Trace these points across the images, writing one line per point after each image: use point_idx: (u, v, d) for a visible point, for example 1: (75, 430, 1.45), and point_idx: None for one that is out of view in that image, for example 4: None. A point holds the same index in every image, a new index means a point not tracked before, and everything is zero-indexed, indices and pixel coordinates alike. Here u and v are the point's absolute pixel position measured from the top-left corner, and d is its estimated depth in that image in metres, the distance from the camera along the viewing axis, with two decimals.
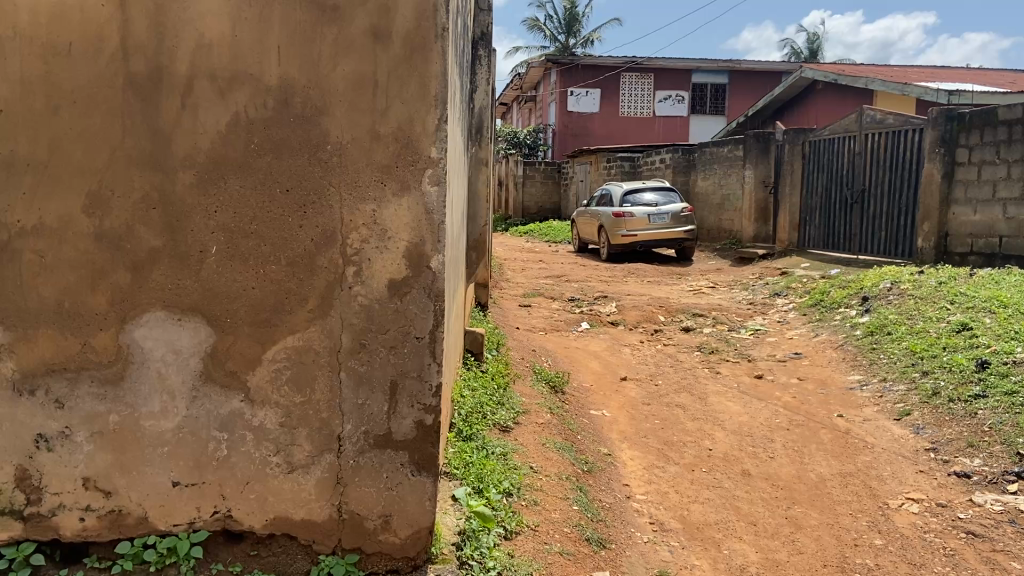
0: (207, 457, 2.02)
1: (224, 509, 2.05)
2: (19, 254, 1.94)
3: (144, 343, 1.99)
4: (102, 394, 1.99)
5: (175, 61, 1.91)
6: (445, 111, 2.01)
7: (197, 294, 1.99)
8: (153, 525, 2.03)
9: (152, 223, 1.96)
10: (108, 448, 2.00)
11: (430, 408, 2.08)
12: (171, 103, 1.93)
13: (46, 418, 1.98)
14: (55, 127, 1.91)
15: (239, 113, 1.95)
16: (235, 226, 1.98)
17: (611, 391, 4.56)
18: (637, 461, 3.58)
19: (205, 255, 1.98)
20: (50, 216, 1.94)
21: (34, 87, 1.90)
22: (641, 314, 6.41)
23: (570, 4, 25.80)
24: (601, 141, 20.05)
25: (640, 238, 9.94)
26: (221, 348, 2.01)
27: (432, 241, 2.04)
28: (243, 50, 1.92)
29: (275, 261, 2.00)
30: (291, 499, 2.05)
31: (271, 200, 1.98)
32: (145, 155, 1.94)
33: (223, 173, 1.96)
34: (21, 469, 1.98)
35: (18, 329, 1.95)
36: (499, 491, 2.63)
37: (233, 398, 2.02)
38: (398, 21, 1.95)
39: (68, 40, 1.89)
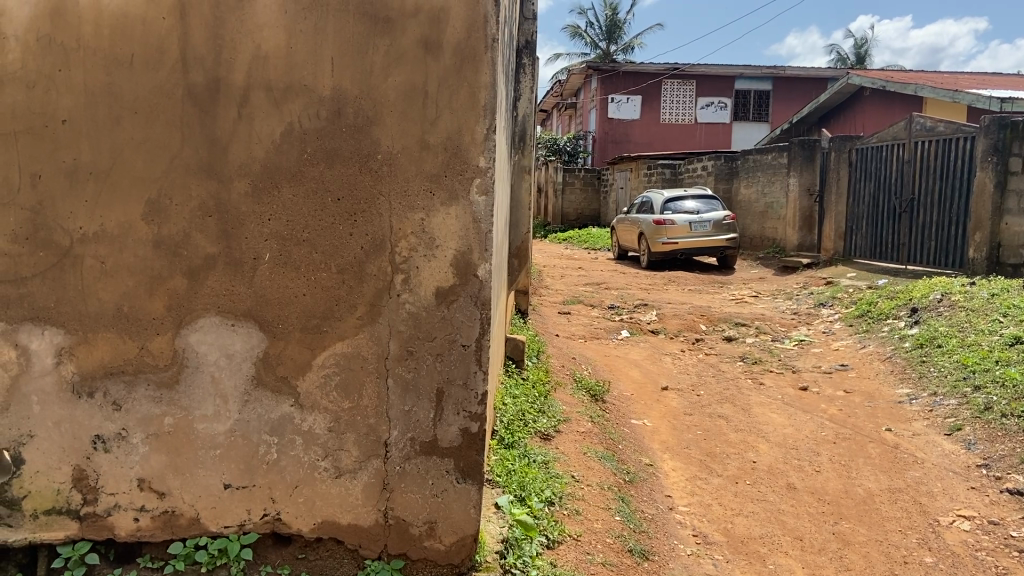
0: (258, 461, 2.06)
1: (273, 512, 2.08)
2: (80, 260, 1.99)
3: (199, 347, 2.03)
4: (158, 397, 2.04)
5: (232, 72, 1.96)
6: (493, 121, 2.03)
7: (250, 301, 2.03)
8: (205, 526, 2.08)
9: (208, 230, 2.01)
10: (163, 450, 2.05)
11: (475, 415, 2.09)
12: (228, 113, 1.97)
13: (104, 420, 2.03)
14: (117, 137, 1.97)
15: (293, 123, 1.99)
16: (288, 234, 2.02)
17: (653, 401, 4.54)
18: (680, 472, 3.56)
19: (258, 263, 2.02)
20: (111, 223, 1.99)
21: (97, 98, 1.95)
22: (682, 323, 6.37)
23: (611, 11, 25.76)
24: (642, 148, 19.97)
25: (681, 245, 9.86)
26: (272, 354, 2.04)
27: (480, 249, 2.06)
28: (298, 61, 1.96)
29: (325, 269, 2.03)
30: (339, 504, 2.08)
31: (323, 208, 2.02)
32: (202, 163, 1.98)
33: (277, 182, 2.00)
34: (79, 469, 2.04)
35: (78, 332, 2.01)
36: (541, 500, 2.63)
37: (284, 402, 2.05)
38: (449, 32, 1.96)
39: (129, 52, 1.94)
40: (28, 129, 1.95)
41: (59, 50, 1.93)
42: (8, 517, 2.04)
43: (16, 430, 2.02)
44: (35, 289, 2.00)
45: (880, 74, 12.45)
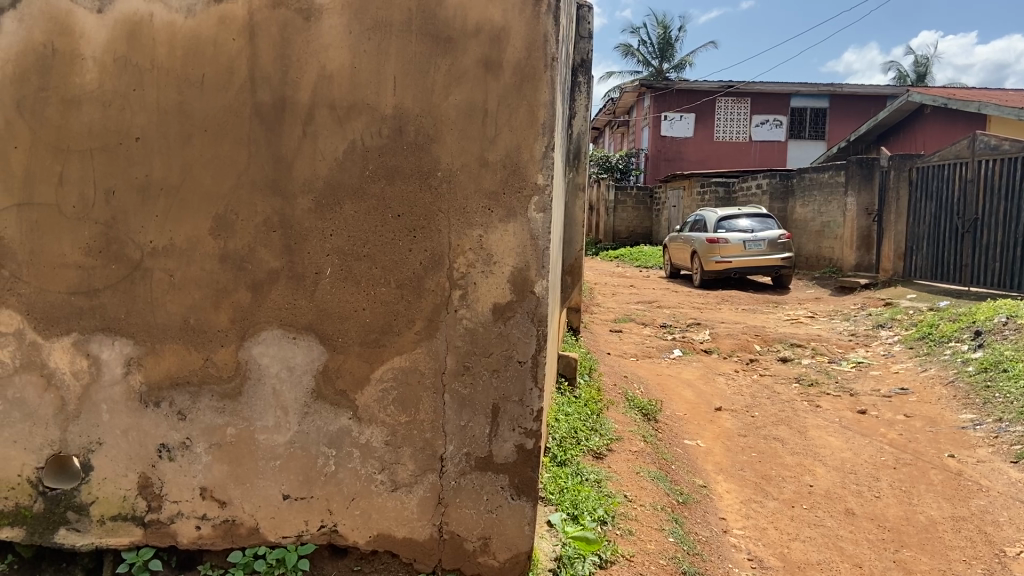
0: (317, 472, 2.09)
1: (330, 524, 2.11)
2: (150, 273, 2.06)
3: (261, 359, 2.08)
4: (221, 407, 2.08)
5: (298, 91, 2.01)
6: (552, 139, 2.04)
7: (311, 314, 2.07)
8: (264, 536, 2.11)
9: (272, 245, 2.05)
10: (225, 460, 2.09)
11: (531, 432, 2.09)
12: (293, 132, 2.02)
13: (169, 429, 2.09)
14: (188, 154, 2.03)
15: (356, 140, 2.03)
16: (349, 249, 2.06)
17: (706, 421, 4.47)
18: (734, 495, 3.50)
19: (320, 277, 2.06)
20: (180, 237, 2.05)
21: (169, 117, 2.02)
22: (735, 343, 6.29)
23: (664, 29, 25.71)
24: (694, 166, 19.84)
25: (735, 264, 9.74)
26: (333, 367, 2.08)
27: (537, 266, 2.06)
28: (362, 80, 2.00)
29: (384, 283, 2.06)
30: (394, 517, 2.09)
31: (384, 223, 2.05)
32: (268, 180, 2.03)
33: (339, 199, 2.04)
34: (144, 476, 2.09)
35: (146, 343, 2.07)
36: (594, 518, 2.61)
37: (342, 415, 2.08)
38: (510, 52, 1.99)
39: (200, 72, 2.01)
40: (104, 146, 2.03)
41: (135, 71, 2.01)
42: (77, 522, 2.10)
43: (86, 437, 2.09)
44: (107, 300, 2.07)
45: (941, 92, 12.21)
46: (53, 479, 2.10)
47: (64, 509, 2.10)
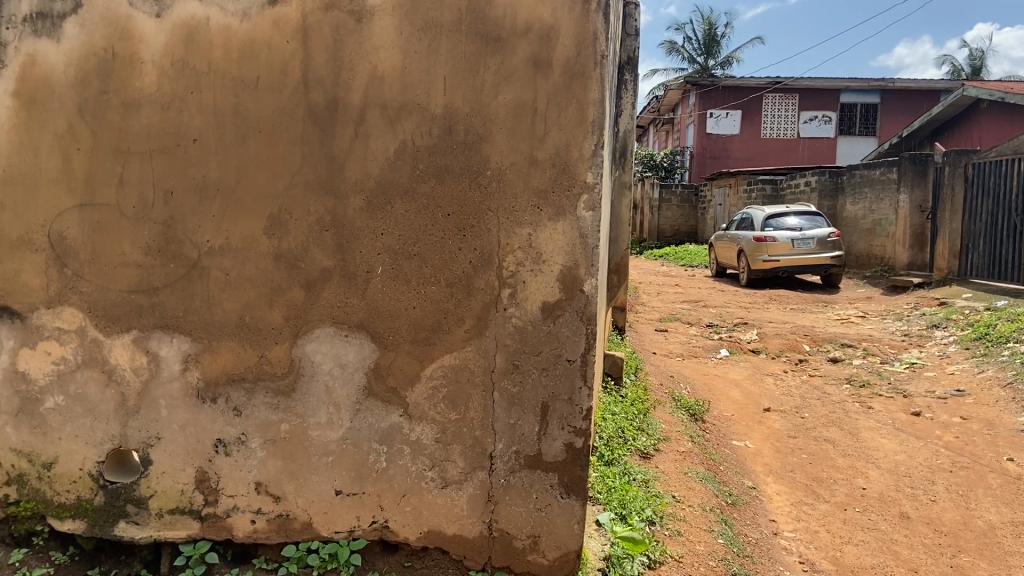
0: (368, 468, 2.11)
1: (382, 520, 2.13)
2: (207, 272, 2.10)
3: (314, 357, 2.11)
4: (275, 403, 2.12)
5: (350, 92, 2.03)
6: (601, 137, 2.03)
7: (363, 312, 2.09)
8: (317, 530, 2.14)
9: (325, 244, 2.08)
10: (280, 456, 2.13)
11: (581, 431, 2.08)
12: (345, 132, 2.04)
13: (225, 425, 2.13)
14: (243, 154, 2.07)
15: (406, 140, 2.04)
16: (399, 248, 2.07)
17: (754, 422, 4.42)
18: (785, 497, 3.45)
19: (371, 276, 2.08)
20: (236, 237, 2.09)
21: (226, 119, 2.06)
22: (784, 343, 6.20)
23: (709, 26, 25.45)
24: (740, 164, 19.59)
25: (783, 263, 9.60)
26: (384, 365, 2.10)
27: (586, 265, 2.05)
28: (412, 80, 2.02)
29: (434, 282, 2.08)
30: (444, 514, 2.11)
31: (433, 222, 2.06)
32: (321, 180, 2.06)
33: (390, 198, 2.06)
34: (202, 471, 2.14)
35: (203, 340, 2.12)
36: (642, 519, 2.60)
37: (393, 412, 2.10)
38: (560, 50, 1.98)
39: (256, 74, 2.04)
40: (162, 147, 2.08)
41: (192, 74, 2.05)
42: (136, 516, 2.15)
43: (145, 432, 2.14)
44: (166, 298, 2.12)
45: (998, 86, 11.87)
46: (113, 473, 2.16)
47: (124, 502, 2.15)
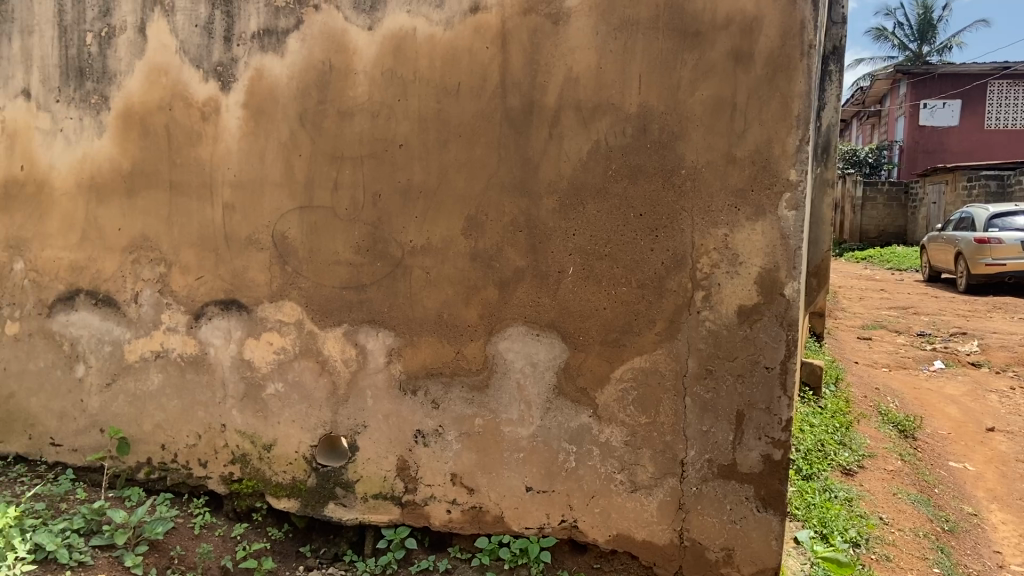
0: (558, 467, 2.13)
1: (571, 519, 2.14)
2: (409, 271, 2.22)
3: (506, 354, 2.16)
4: (470, 398, 2.19)
5: (545, 94, 2.06)
6: (808, 131, 1.91)
7: (554, 312, 2.11)
8: (508, 525, 2.19)
9: (518, 244, 2.12)
10: (474, 449, 2.20)
11: (779, 442, 1.97)
12: (540, 134, 2.08)
13: (424, 417, 2.23)
14: (443, 158, 2.16)
15: (600, 140, 2.04)
16: (591, 248, 2.07)
17: (975, 443, 3.99)
18: (1013, 526, 3.08)
19: (563, 276, 2.10)
20: (436, 237, 2.19)
21: (428, 124, 2.16)
22: (1012, 356, 5.56)
23: (925, 9, 23.42)
24: (958, 158, 17.85)
25: (1012, 268, 8.62)
26: (574, 365, 2.11)
27: (787, 267, 1.94)
28: (607, 79, 2.01)
29: (626, 283, 2.05)
30: (634, 518, 2.08)
31: (626, 222, 2.04)
32: (515, 182, 2.11)
33: (582, 199, 2.07)
34: (402, 459, 2.26)
35: (405, 335, 2.23)
36: (845, 540, 2.43)
37: (583, 412, 2.11)
38: (763, 41, 1.90)
39: (456, 80, 2.12)
40: (371, 153, 2.22)
41: (399, 83, 2.17)
42: (344, 498, 2.31)
43: (354, 419, 2.29)
44: (372, 294, 2.25)
45: None
46: (324, 457, 2.34)
47: (333, 485, 2.32)
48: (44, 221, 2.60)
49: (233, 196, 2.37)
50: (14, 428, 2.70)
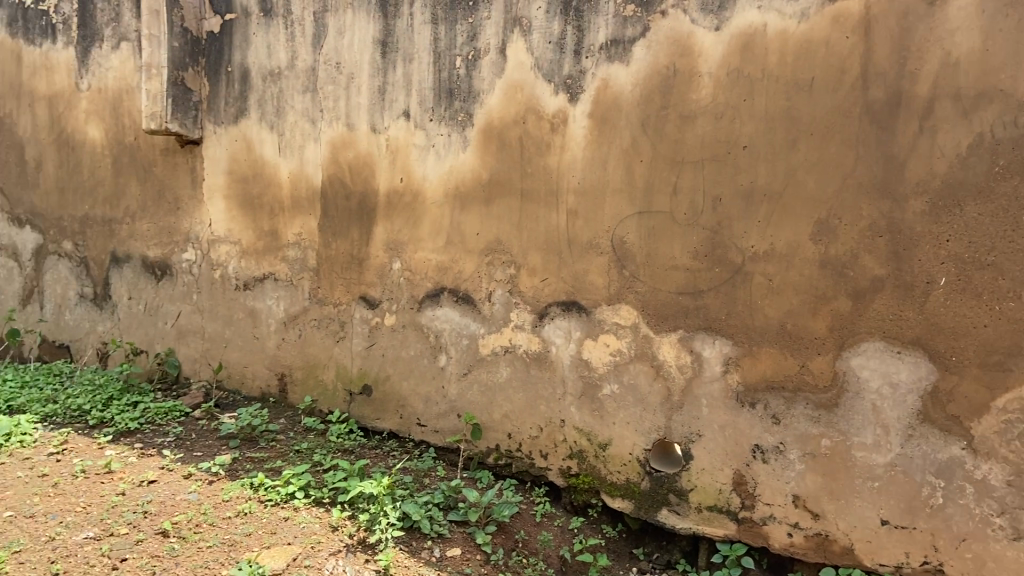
0: (922, 504, 2.57)
1: (934, 562, 2.56)
2: (750, 275, 2.87)
3: (861, 371, 2.67)
4: (817, 417, 2.74)
5: (915, 85, 2.56)
6: None
7: (922, 328, 2.56)
8: (860, 559, 2.67)
9: (877, 253, 2.63)
10: (822, 473, 2.73)
11: None
12: (910, 127, 2.58)
13: (764, 433, 2.85)
14: (795, 158, 2.77)
15: (984, 132, 2.47)
16: (970, 257, 2.50)
17: None
18: None
19: (931, 286, 2.55)
20: (781, 243, 2.81)
21: (779, 125, 2.80)
22: None
23: None
24: None
25: None
26: (946, 391, 2.53)
27: None
28: (992, 68, 2.45)
29: (1012, 300, 2.44)
30: (1015, 567, 2.44)
31: (1014, 225, 2.43)
32: (879, 183, 2.63)
33: (960, 201, 2.51)
34: (739, 475, 2.90)
35: (745, 346, 2.88)
36: None
37: (954, 443, 2.52)
38: None
39: (812, 76, 2.72)
40: (717, 154, 2.92)
41: (745, 81, 2.85)
42: (677, 506, 3.03)
43: (688, 428, 3.01)
44: (711, 302, 2.95)
45: None
46: (657, 462, 3.09)
47: (667, 492, 3.06)
48: (434, 231, 3.74)
49: (594, 199, 3.22)
50: (443, 429, 3.75)
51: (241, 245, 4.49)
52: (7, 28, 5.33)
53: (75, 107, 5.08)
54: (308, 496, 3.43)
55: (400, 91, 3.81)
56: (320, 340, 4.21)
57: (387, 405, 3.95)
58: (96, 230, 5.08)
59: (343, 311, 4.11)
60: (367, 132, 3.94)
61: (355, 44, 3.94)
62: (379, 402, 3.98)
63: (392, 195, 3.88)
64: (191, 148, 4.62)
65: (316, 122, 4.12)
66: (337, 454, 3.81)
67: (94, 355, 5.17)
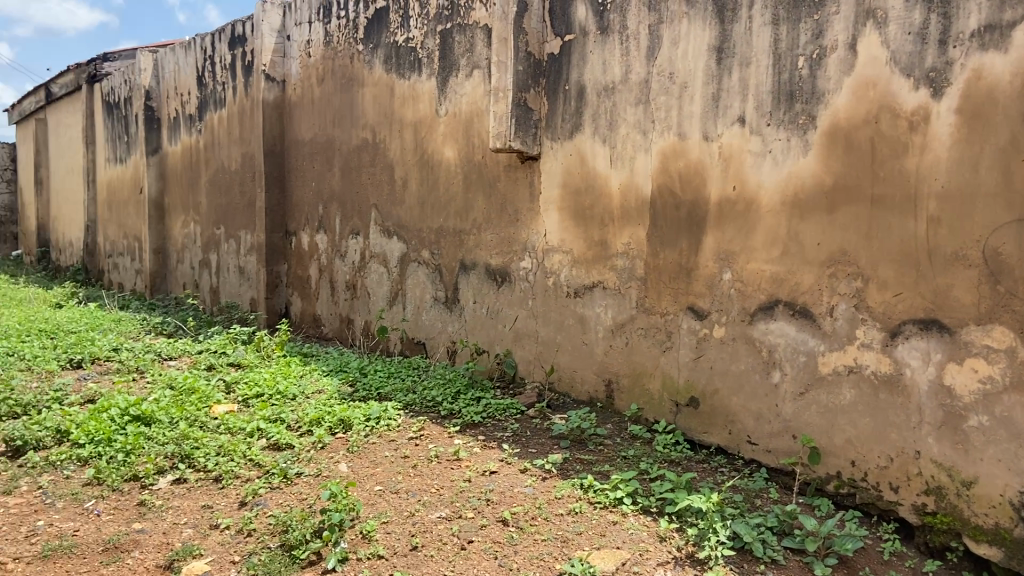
0: None
1: None
2: None
3: None
4: None
5: None
6: None
7: None
8: None
9: None
10: None
11: None
12: None
13: None
14: None
15: None
16: None
17: None
18: None
19: None
20: None
21: None
22: None
23: None
24: None
25: None
26: None
27: None
28: None
29: None
30: None
31: None
32: None
33: None
34: None
35: None
36: None
37: None
38: None
39: None
40: None
41: None
42: None
43: None
44: None
45: None
46: None
47: None
48: (769, 243, 3.59)
49: (962, 205, 2.94)
50: (776, 449, 3.62)
51: (573, 254, 4.69)
52: (383, 65, 6.15)
53: (435, 131, 5.73)
54: (635, 503, 3.50)
55: (735, 96, 3.71)
56: (647, 348, 4.25)
57: (714, 419, 3.90)
58: (448, 240, 5.67)
59: (670, 321, 4.10)
60: (698, 140, 3.89)
61: (690, 52, 3.93)
62: (706, 416, 3.94)
63: (722, 204, 3.80)
64: (531, 164, 4.95)
65: (648, 133, 4.17)
66: (661, 464, 3.85)
67: (445, 352, 5.77)
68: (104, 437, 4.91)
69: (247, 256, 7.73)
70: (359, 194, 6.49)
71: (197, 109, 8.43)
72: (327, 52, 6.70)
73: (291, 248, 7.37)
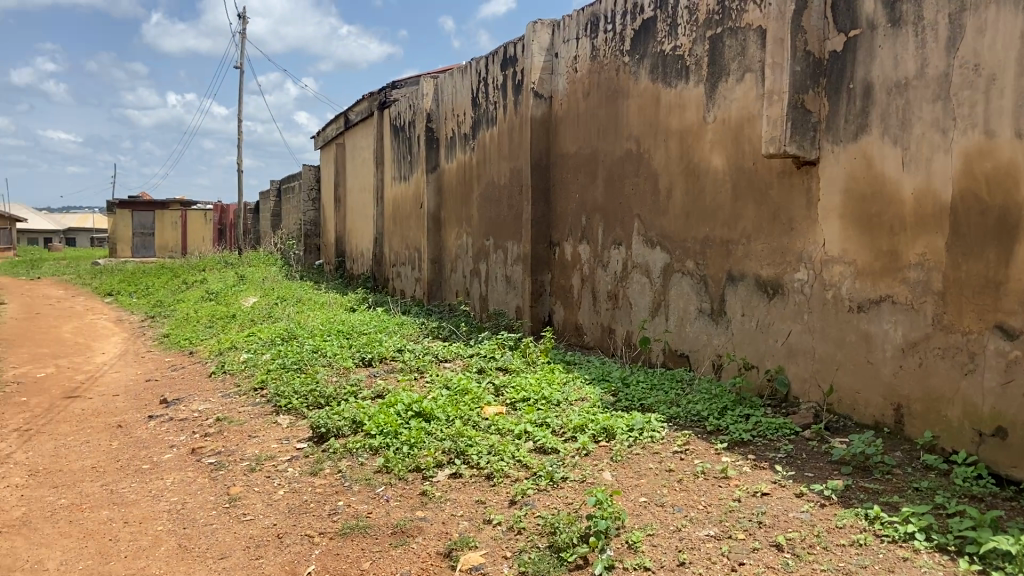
0: None
1: None
2: None
3: None
4: None
5: None
6: None
7: None
8: None
9: None
10: None
11: None
12: None
13: None
14: None
15: None
16: None
17: None
18: None
19: None
20: None
21: None
22: None
23: None
24: None
25: None
26: None
27: None
28: None
29: None
30: None
31: None
32: None
33: None
34: None
35: None
36: None
37: None
38: None
39: None
40: None
41: None
42: None
43: None
44: None
45: None
46: None
47: None
48: None
49: None
50: None
51: (856, 266, 4.34)
52: (650, 75, 6.14)
53: (702, 139, 5.60)
54: (930, 539, 3.13)
55: None
56: (946, 371, 3.81)
57: None
58: (714, 251, 5.51)
59: (974, 340, 3.67)
60: (1012, 138, 3.45)
61: (1001, 40, 3.49)
62: (1016, 448, 3.49)
63: None
64: (807, 168, 4.67)
65: (948, 131, 3.75)
66: (962, 499, 3.42)
67: (710, 366, 5.62)
68: (391, 430, 5.40)
69: (513, 266, 8.11)
70: (623, 204, 6.52)
71: (472, 128, 9.02)
72: (594, 66, 6.83)
73: (554, 258, 7.59)
